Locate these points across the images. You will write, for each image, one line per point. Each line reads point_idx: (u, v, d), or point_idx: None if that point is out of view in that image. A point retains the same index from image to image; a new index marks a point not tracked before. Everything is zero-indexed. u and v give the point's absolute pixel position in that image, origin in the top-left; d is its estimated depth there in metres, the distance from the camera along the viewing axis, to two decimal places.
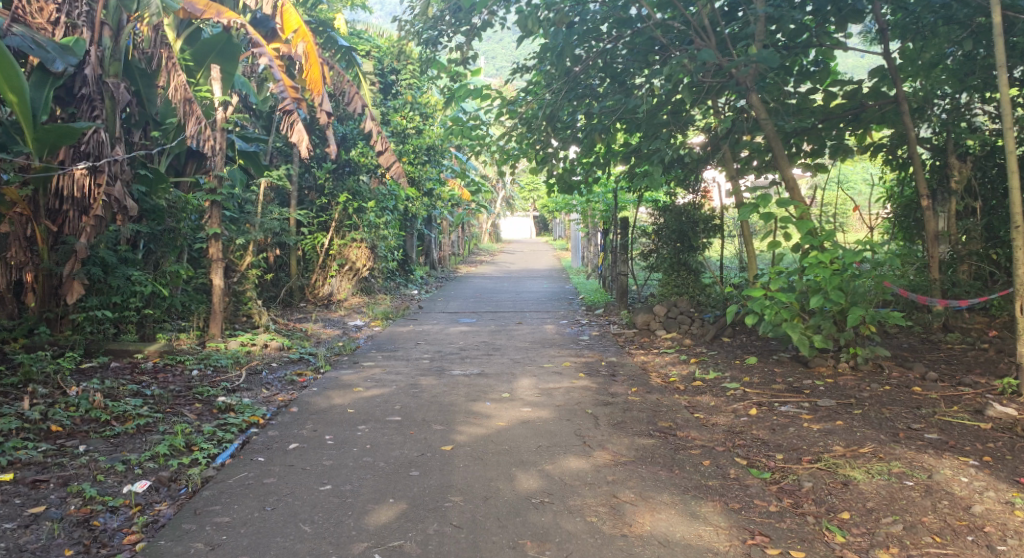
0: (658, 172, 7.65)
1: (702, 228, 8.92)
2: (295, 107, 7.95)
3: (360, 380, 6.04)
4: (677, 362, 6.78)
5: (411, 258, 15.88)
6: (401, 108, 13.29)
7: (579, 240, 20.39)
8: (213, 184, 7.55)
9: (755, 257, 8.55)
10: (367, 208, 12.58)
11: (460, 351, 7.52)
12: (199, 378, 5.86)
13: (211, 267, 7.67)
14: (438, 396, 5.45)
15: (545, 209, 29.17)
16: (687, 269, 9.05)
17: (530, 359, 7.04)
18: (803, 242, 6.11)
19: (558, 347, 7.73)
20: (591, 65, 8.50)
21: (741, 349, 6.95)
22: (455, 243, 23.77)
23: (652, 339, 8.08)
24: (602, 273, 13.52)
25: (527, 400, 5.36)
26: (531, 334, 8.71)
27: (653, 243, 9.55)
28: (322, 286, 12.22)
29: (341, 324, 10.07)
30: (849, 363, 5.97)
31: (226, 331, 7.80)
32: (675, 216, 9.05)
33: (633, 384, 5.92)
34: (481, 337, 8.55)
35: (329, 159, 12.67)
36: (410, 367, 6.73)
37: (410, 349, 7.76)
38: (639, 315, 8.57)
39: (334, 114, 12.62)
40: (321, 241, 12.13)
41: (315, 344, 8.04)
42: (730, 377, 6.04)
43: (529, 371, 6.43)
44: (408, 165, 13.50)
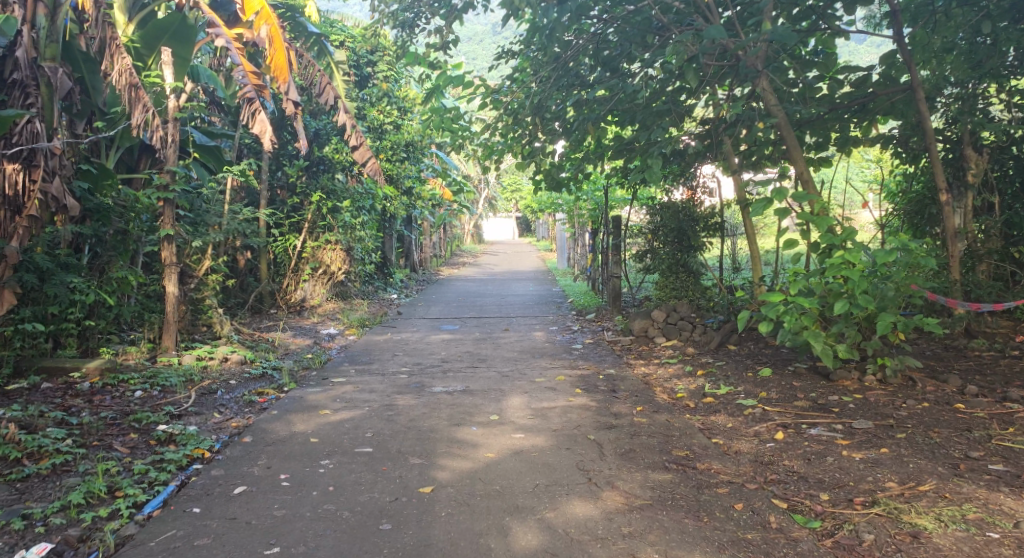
0: (657, 166, 7.02)
1: (702, 226, 8.41)
2: (258, 96, 7.22)
3: (328, 400, 5.33)
4: (682, 375, 6.12)
5: (390, 260, 15.16)
6: (378, 101, 12.67)
7: (564, 241, 19.76)
8: (165, 181, 6.78)
9: (758, 257, 7.93)
10: (342, 207, 11.86)
11: (442, 363, 6.82)
12: (142, 401, 5.12)
13: (164, 273, 6.89)
14: (416, 420, 4.76)
15: (529, 209, 28.55)
16: (686, 271, 8.41)
17: (519, 372, 6.36)
18: (823, 241, 5.48)
19: (549, 358, 7.06)
20: (581, 50, 8.07)
21: (752, 359, 6.30)
22: (437, 244, 23.06)
23: (651, 347, 7.45)
24: (592, 276, 12.85)
25: (519, 424, 4.68)
26: (519, 342, 8.05)
27: (649, 243, 8.91)
28: (294, 290, 11.54)
29: (313, 333, 9.33)
30: (876, 376, 5.32)
31: (182, 344, 7.04)
32: (675, 213, 8.46)
33: (637, 401, 5.27)
34: (464, 346, 7.87)
35: (301, 156, 11.93)
36: (386, 383, 6.01)
37: (387, 361, 7.05)
38: (635, 321, 7.92)
39: (307, 108, 11.89)
40: (293, 243, 11.42)
41: (282, 357, 7.31)
42: (745, 393, 5.39)
43: (520, 388, 5.74)
44: (386, 162, 12.78)
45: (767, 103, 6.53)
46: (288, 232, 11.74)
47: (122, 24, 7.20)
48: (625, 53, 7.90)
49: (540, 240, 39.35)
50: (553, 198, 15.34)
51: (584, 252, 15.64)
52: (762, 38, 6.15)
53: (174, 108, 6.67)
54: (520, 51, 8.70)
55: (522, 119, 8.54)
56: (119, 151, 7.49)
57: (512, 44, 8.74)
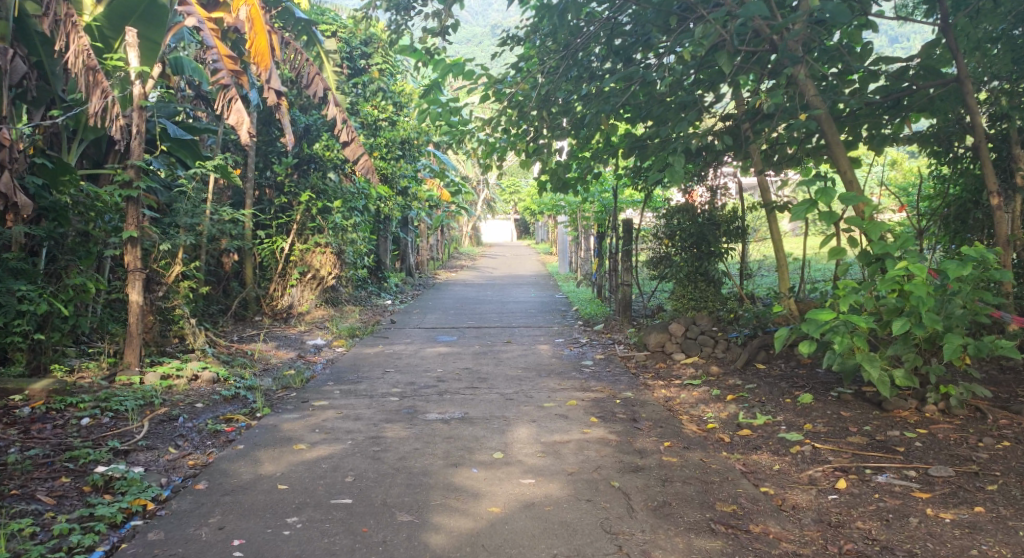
0: (680, 164, 6.32)
1: (724, 231, 7.73)
2: (235, 83, 6.49)
3: (305, 430, 4.60)
4: (710, 401, 5.41)
5: (385, 264, 14.43)
6: (372, 96, 11.99)
7: (566, 245, 19.03)
8: (127, 176, 6.04)
9: (786, 266, 7.22)
10: (332, 208, 11.15)
11: (439, 383, 6.10)
12: (87, 431, 4.39)
13: (128, 280, 6.15)
14: (408, 459, 4.04)
15: (529, 211, 27.82)
16: (706, 280, 7.68)
17: (524, 396, 5.64)
18: (875, 249, 4.79)
19: (557, 377, 6.34)
20: (593, 36, 7.34)
21: (789, 383, 5.58)
22: (434, 247, 22.39)
23: (669, 365, 6.76)
24: (597, 282, 12.12)
25: (529, 465, 3.96)
26: (522, 357, 7.34)
27: (663, 249, 8.21)
28: (281, 296, 10.84)
29: (299, 343, 8.60)
30: (938, 406, 4.61)
31: (148, 359, 6.31)
32: (694, 216, 7.76)
33: (662, 434, 4.56)
34: (463, 361, 7.15)
35: (290, 153, 11.22)
36: (373, 408, 5.28)
37: (378, 379, 6.33)
38: (652, 335, 7.20)
39: (296, 103, 11.18)
40: (281, 246, 10.76)
41: (260, 373, 6.58)
42: (786, 426, 4.68)
43: (527, 416, 5.01)
44: (380, 160, 12.04)
45: (805, 93, 5.85)
46: (275, 234, 11.01)
47: (88, 6, 6.41)
48: (642, 41, 7.20)
49: (540, 244, 38.60)
50: (556, 200, 14.61)
51: (588, 257, 14.91)
52: (803, 18, 5.43)
53: (141, 96, 5.97)
54: (525, 38, 7.97)
55: (528, 114, 7.82)
56: (82, 144, 6.76)
57: (517, 29, 8.04)
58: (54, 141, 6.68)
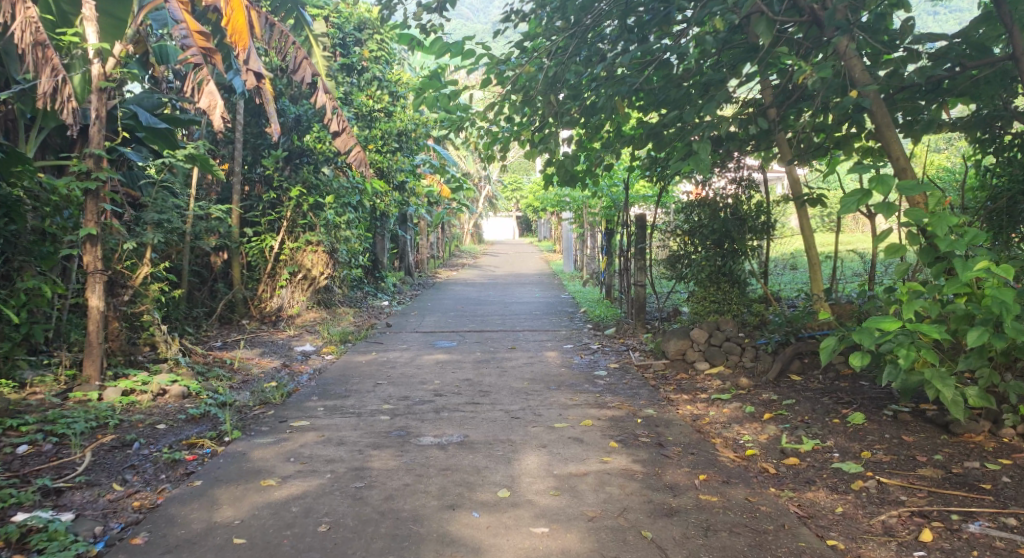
0: (709, 151, 5.63)
1: (749, 228, 7.04)
2: (207, 62, 5.78)
3: (278, 460, 3.94)
4: (745, 420, 4.75)
5: (382, 263, 13.79)
6: (367, 86, 11.43)
7: (571, 242, 18.37)
8: (85, 166, 5.35)
9: (818, 266, 6.56)
10: (324, 203, 10.49)
11: (436, 398, 5.44)
12: (19, 464, 3.73)
13: (87, 284, 5.48)
14: (396, 499, 3.38)
15: (532, 208, 27.17)
16: (729, 281, 7.03)
17: (532, 414, 4.98)
18: (942, 248, 4.14)
19: (568, 390, 5.67)
20: (603, 12, 6.72)
21: (832, 399, 4.92)
22: (434, 245, 21.74)
23: (692, 376, 6.11)
24: (606, 282, 11.47)
25: (541, 508, 3.30)
26: (528, 366, 6.68)
27: (682, 247, 7.54)
28: (270, 298, 10.23)
29: (285, 350, 7.96)
30: (1018, 429, 3.93)
31: (111, 371, 5.62)
32: (716, 211, 7.10)
33: (696, 464, 3.89)
34: (463, 370, 6.49)
35: (281, 146, 10.57)
36: (360, 430, 4.62)
37: (368, 393, 5.67)
38: (671, 341, 6.54)
39: (286, 92, 10.53)
40: (270, 244, 10.18)
41: (237, 386, 5.92)
42: (839, 453, 4.00)
43: (536, 441, 4.35)
44: (376, 153, 11.38)
45: (851, 69, 5.17)
46: (263, 231, 10.35)
47: None
48: (659, 17, 6.53)
49: (543, 241, 37.91)
50: (560, 196, 13.94)
51: (595, 256, 14.26)
52: None
53: (99, 76, 5.36)
54: (531, 15, 7.29)
55: (535, 98, 7.15)
56: (41, 133, 6.08)
57: (523, 4, 7.35)
58: (10, 128, 6.05)
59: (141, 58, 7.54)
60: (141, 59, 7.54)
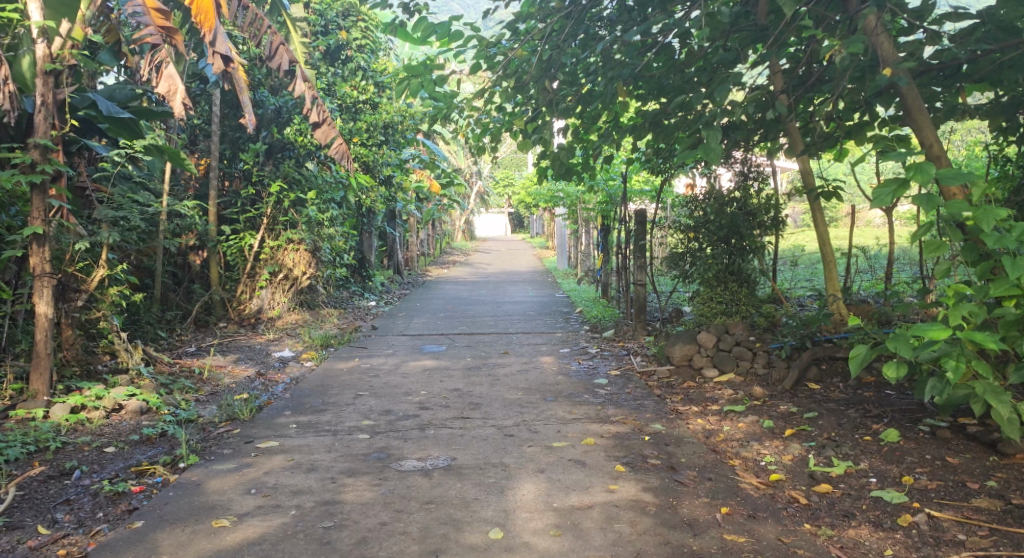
0: (720, 138, 5.12)
1: (759, 223, 6.55)
2: (167, 41, 5.24)
3: (237, 492, 3.44)
4: (765, 436, 4.26)
5: (369, 261, 13.28)
6: (352, 75, 10.98)
7: (565, 239, 17.88)
8: (28, 158, 4.84)
9: (834, 264, 6.09)
10: (306, 199, 9.96)
11: (422, 413, 4.95)
12: None
13: (34, 289, 4.94)
14: (371, 544, 2.89)
15: (524, 205, 26.70)
16: (738, 280, 6.55)
17: (528, 432, 4.49)
18: (990, 247, 3.66)
19: (566, 403, 5.19)
20: None
21: (860, 412, 4.45)
22: (425, 242, 21.23)
23: (701, 384, 5.63)
24: (602, 280, 11.02)
25: (539, 554, 2.82)
26: (522, 373, 6.20)
27: (687, 244, 7.05)
28: (248, 300, 9.70)
29: (263, 356, 7.44)
30: None
31: (62, 385, 5.09)
32: (722, 206, 6.63)
33: (715, 493, 3.42)
34: (452, 379, 6.00)
35: (260, 139, 10.03)
36: (336, 452, 4.11)
37: (347, 407, 5.16)
38: (676, 346, 6.06)
39: (265, 82, 10.01)
40: (250, 243, 9.67)
41: (204, 399, 5.40)
42: (876, 479, 3.53)
43: (532, 465, 3.86)
44: (360, 147, 10.86)
45: (878, 48, 4.71)
46: (242, 229, 9.83)
47: None
48: None
49: (536, 238, 37.37)
50: (553, 190, 13.49)
51: (590, 253, 13.81)
52: None
53: (46, 57, 4.87)
54: None
55: (528, 85, 6.65)
56: None
57: None
58: None
59: (113, 45, 6.53)
60: (113, 47, 6.55)
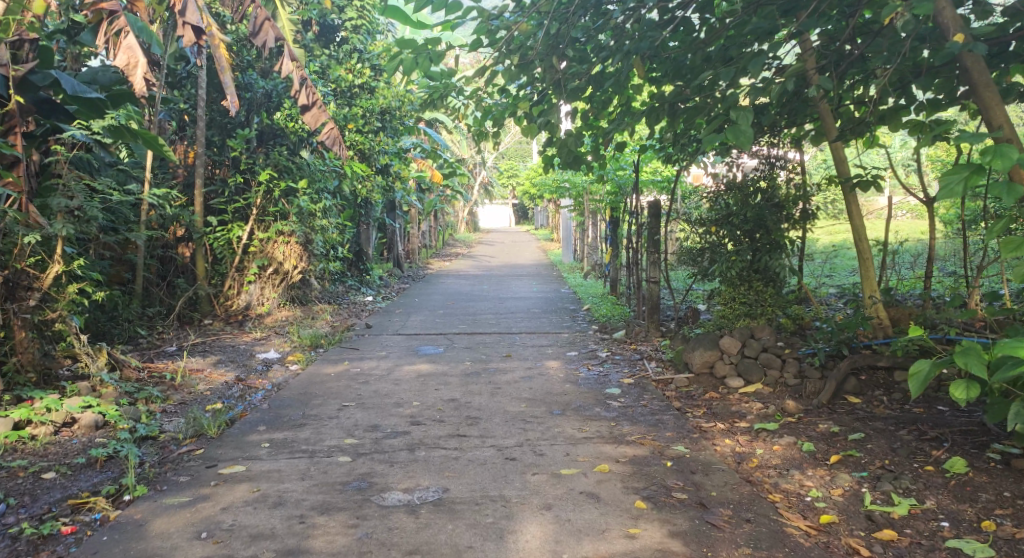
0: (751, 119, 4.44)
1: (787, 217, 5.93)
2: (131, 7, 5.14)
3: (185, 537, 2.90)
4: (808, 463, 3.68)
5: (367, 254, 12.71)
6: (347, 58, 10.45)
7: (572, 231, 17.30)
8: None
9: (871, 261, 5.49)
10: (298, 189, 9.40)
11: (413, 430, 4.39)
12: None
13: None
14: None
15: (529, 196, 26.11)
16: (763, 279, 5.91)
17: (532, 455, 3.93)
18: None
19: (574, 418, 4.63)
20: None
21: (914, 435, 3.87)
22: (427, 234, 20.69)
23: (725, 397, 5.05)
24: (610, 276, 10.48)
25: None
26: (525, 380, 5.65)
27: (707, 239, 6.44)
28: (236, 295, 9.19)
29: (245, 357, 6.89)
30: None
31: (11, 395, 4.53)
32: (746, 198, 6.04)
33: (755, 543, 2.86)
34: (448, 387, 5.45)
35: (250, 126, 9.46)
36: (310, 481, 3.56)
37: (329, 421, 4.60)
38: (696, 352, 5.48)
39: (254, 64, 9.44)
40: (238, 235, 9.12)
41: (171, 411, 4.83)
42: (949, 523, 2.97)
43: (537, 499, 3.30)
44: (356, 133, 10.30)
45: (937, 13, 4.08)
46: (230, 221, 9.27)
47: None
48: None
49: (541, 229, 36.75)
50: (559, 180, 12.91)
51: (598, 246, 13.23)
52: None
53: None
54: None
55: (534, 63, 6.05)
56: None
57: None
58: None
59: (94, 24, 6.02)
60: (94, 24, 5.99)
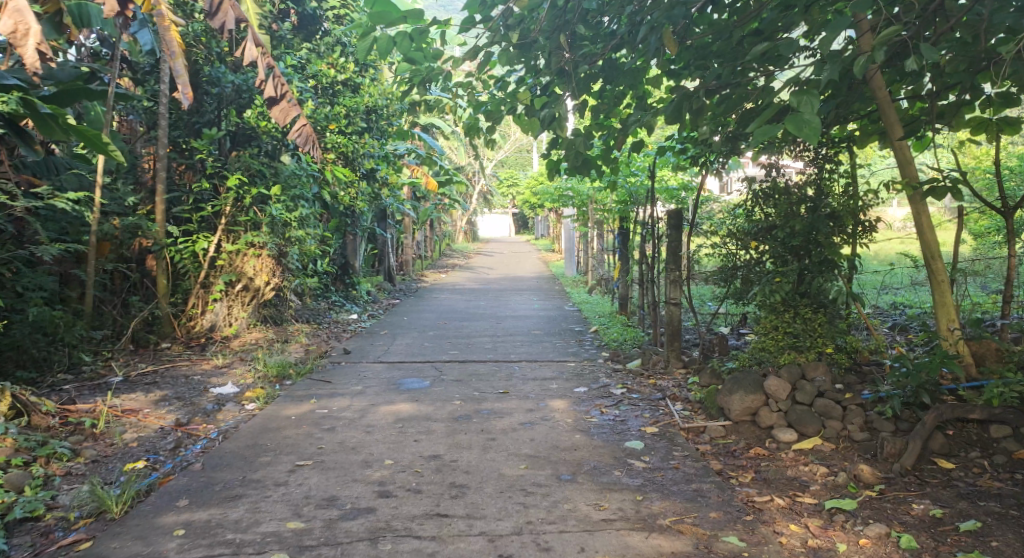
0: (818, 106, 3.42)
1: (844, 229, 4.93)
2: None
3: None
4: None
5: (354, 267, 11.71)
6: (329, 52, 9.62)
7: (573, 242, 16.37)
8: None
9: (948, 284, 4.48)
10: (271, 196, 8.42)
11: (380, 506, 3.38)
12: None
13: None
14: None
15: (529, 206, 25.22)
16: (812, 305, 4.91)
17: (536, 552, 2.93)
18: None
19: (588, 487, 3.62)
20: None
21: None
22: (422, 244, 19.73)
23: (776, 455, 4.04)
24: (619, 293, 9.51)
25: None
26: (525, 428, 4.64)
27: (743, 255, 5.45)
28: (200, 315, 8.20)
29: (196, 391, 5.87)
30: None
31: None
32: (791, 208, 5.04)
33: None
34: (431, 438, 4.44)
35: (219, 125, 8.53)
36: None
37: (275, 490, 3.59)
38: (735, 396, 4.45)
39: (223, 56, 8.50)
40: (205, 247, 8.12)
41: (77, 474, 3.81)
42: None
43: None
44: (339, 136, 9.39)
45: None
46: (195, 231, 8.26)
47: None
48: None
49: (541, 239, 35.85)
50: (561, 189, 11.99)
51: (603, 259, 12.23)
52: None
53: None
54: None
55: (535, 44, 5.08)
56: None
57: None
58: None
59: (51, 16, 6.27)
60: (51, 16, 6.24)
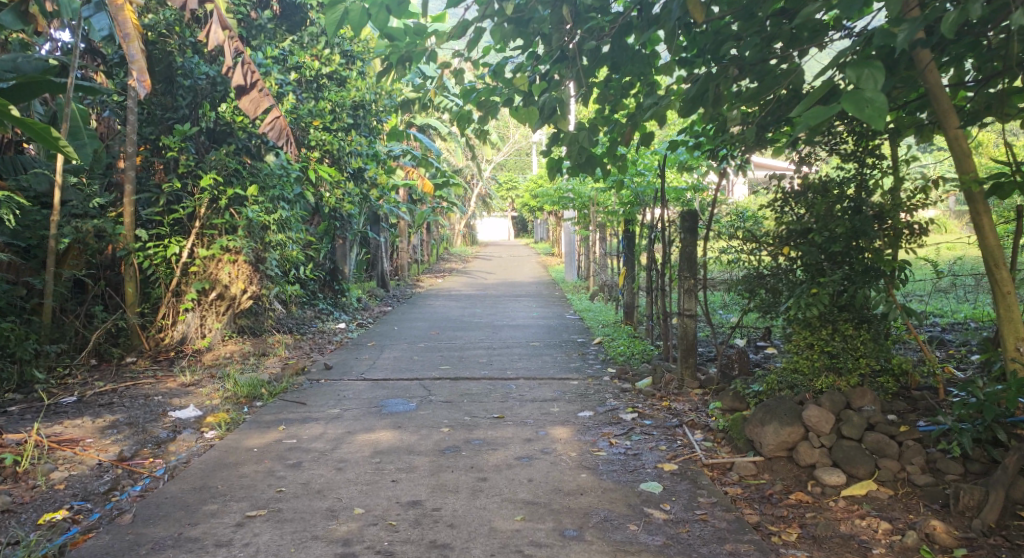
0: (883, 81, 2.72)
1: (890, 232, 4.25)
2: None
3: None
4: None
5: (343, 272, 11.07)
6: (312, 42, 8.87)
7: (574, 245, 15.69)
8: None
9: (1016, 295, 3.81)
10: (247, 197, 7.76)
11: None
12: None
13: None
14: None
15: (529, 209, 24.56)
16: (854, 319, 4.23)
17: None
18: None
19: (598, 549, 2.97)
20: None
21: None
22: (418, 247, 19.08)
23: (824, 503, 3.39)
24: (624, 301, 8.83)
25: None
26: (521, 464, 3.98)
27: (771, 260, 4.78)
28: (172, 326, 7.53)
29: (152, 415, 5.21)
30: None
31: None
32: (828, 207, 4.36)
33: None
34: (411, 478, 3.78)
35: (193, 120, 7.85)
36: None
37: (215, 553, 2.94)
38: (768, 429, 3.77)
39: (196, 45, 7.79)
40: (176, 251, 7.46)
41: None
42: None
43: None
44: (323, 132, 8.77)
45: None
46: (166, 234, 7.59)
47: None
48: None
49: (541, 242, 35.22)
50: (562, 189, 11.34)
51: (607, 264, 11.56)
52: None
53: None
54: None
55: (533, 20, 4.41)
56: None
57: None
58: None
59: (16, 4, 5.99)
60: (16, 6, 6.00)
